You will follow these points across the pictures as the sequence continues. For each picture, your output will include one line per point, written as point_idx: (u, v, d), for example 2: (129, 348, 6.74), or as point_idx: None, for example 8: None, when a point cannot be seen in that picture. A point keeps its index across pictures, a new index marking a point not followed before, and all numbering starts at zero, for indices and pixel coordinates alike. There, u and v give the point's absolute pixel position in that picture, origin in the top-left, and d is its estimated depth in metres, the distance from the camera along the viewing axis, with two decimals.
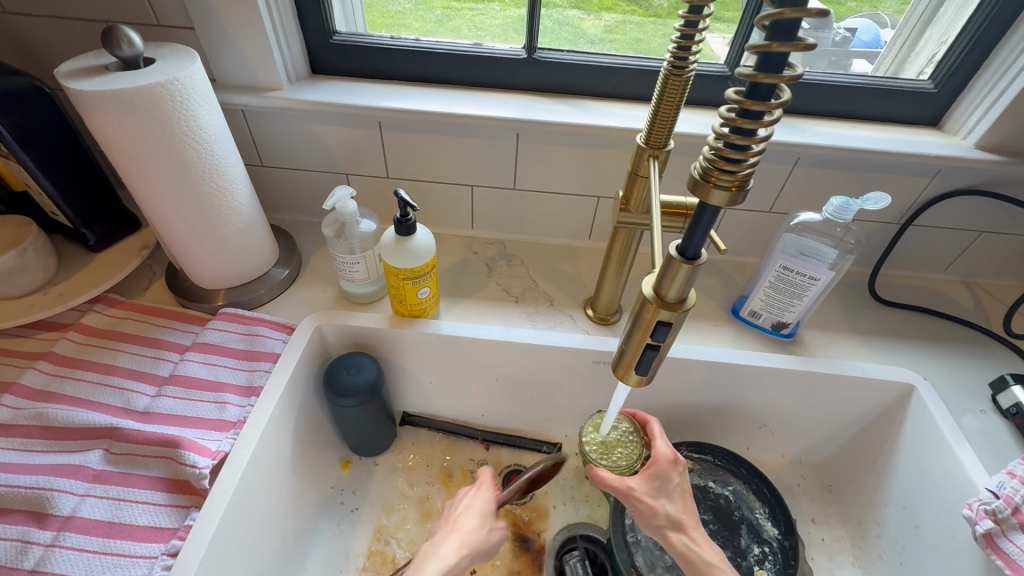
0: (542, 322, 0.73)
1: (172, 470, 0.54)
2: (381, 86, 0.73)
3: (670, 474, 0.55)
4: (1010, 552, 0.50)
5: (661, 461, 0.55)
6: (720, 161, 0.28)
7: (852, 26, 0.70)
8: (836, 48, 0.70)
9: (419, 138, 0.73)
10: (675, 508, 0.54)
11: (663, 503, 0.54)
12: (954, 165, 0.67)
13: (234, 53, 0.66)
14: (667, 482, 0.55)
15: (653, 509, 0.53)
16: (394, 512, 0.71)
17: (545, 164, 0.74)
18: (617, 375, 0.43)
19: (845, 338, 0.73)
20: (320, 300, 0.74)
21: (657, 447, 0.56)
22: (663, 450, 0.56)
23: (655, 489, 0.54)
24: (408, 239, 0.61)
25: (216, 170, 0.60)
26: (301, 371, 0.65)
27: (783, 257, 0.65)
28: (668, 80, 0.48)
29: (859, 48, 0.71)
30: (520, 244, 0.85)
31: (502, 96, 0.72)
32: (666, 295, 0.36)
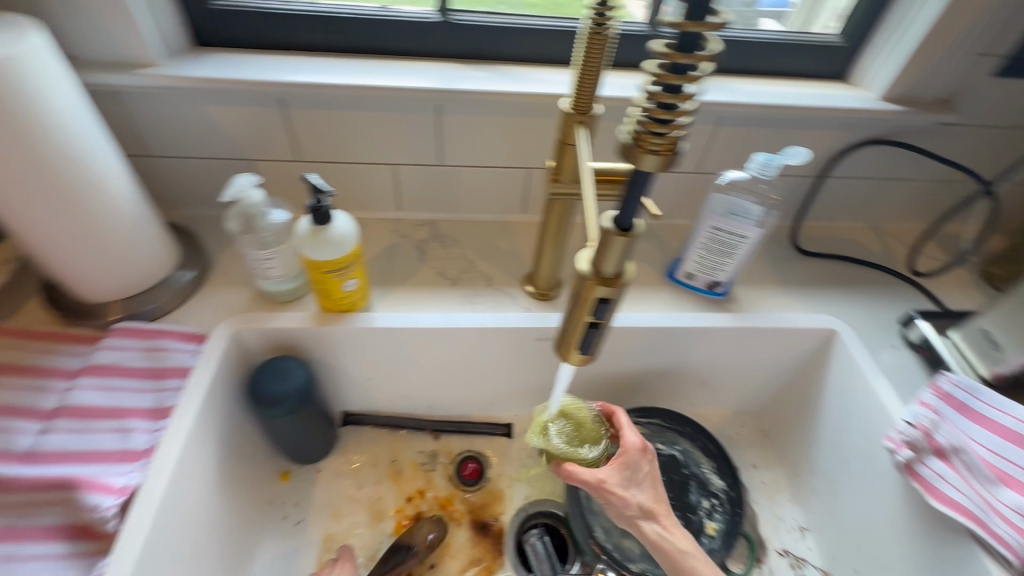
0: (481, 303, 0.70)
1: (71, 516, 0.47)
2: (278, 58, 0.65)
3: (639, 462, 0.56)
4: (926, 475, 0.57)
5: (630, 452, 0.56)
6: (650, 124, 0.25)
7: None
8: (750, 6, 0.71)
9: (329, 115, 0.66)
10: (644, 497, 0.54)
11: (634, 492, 0.54)
12: (863, 117, 0.70)
13: (92, 25, 0.56)
14: (636, 471, 0.55)
15: (624, 499, 0.54)
16: (343, 518, 0.68)
17: (471, 136, 0.70)
18: (559, 356, 0.41)
19: (773, 291, 0.76)
20: (234, 303, 0.66)
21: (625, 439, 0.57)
22: (631, 440, 0.56)
23: (625, 480, 0.55)
24: (326, 228, 0.55)
25: (82, 164, 0.51)
26: (220, 384, 0.59)
27: (713, 218, 0.66)
28: (590, 39, 0.44)
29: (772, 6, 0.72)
30: (453, 224, 0.81)
31: (417, 64, 0.67)
32: (604, 270, 0.34)
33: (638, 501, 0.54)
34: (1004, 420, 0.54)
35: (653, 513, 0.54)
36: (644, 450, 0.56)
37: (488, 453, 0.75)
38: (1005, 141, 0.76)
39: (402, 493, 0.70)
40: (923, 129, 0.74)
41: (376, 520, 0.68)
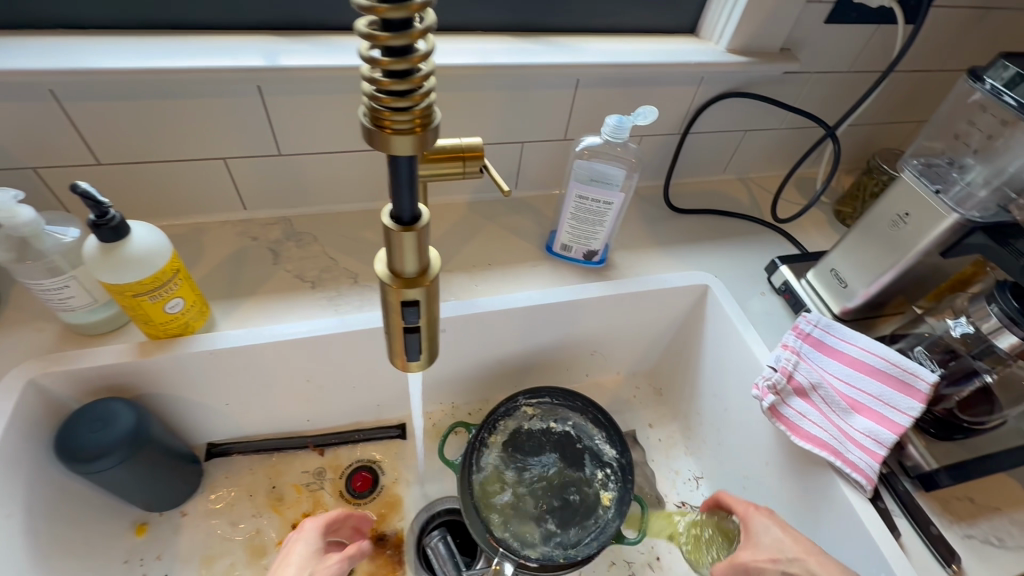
0: (347, 304, 0.64)
1: None
2: (40, 41, 0.53)
3: (764, 522, 0.54)
4: (789, 416, 0.58)
5: (748, 518, 0.55)
6: (384, 96, 0.21)
7: None
8: None
9: (122, 106, 0.55)
10: (787, 543, 0.51)
11: (777, 545, 0.51)
12: (712, 70, 0.70)
13: None
14: (766, 530, 0.53)
15: (770, 557, 0.51)
16: (217, 562, 0.60)
17: (307, 120, 0.62)
18: (396, 367, 0.37)
19: (650, 253, 0.76)
20: (33, 343, 0.55)
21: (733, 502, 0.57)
22: (742, 506, 0.56)
23: (758, 539, 0.53)
24: (121, 243, 0.46)
25: None
26: (19, 445, 0.49)
27: (577, 186, 0.64)
28: None
29: None
30: (311, 218, 0.73)
31: (224, 39, 0.57)
32: (405, 270, 0.29)
33: (783, 550, 0.51)
34: (852, 350, 0.60)
35: (804, 555, 0.50)
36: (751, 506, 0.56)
37: (380, 459, 0.70)
38: (843, 86, 0.80)
39: (285, 521, 0.64)
40: (770, 79, 0.76)
41: (256, 557, 0.61)
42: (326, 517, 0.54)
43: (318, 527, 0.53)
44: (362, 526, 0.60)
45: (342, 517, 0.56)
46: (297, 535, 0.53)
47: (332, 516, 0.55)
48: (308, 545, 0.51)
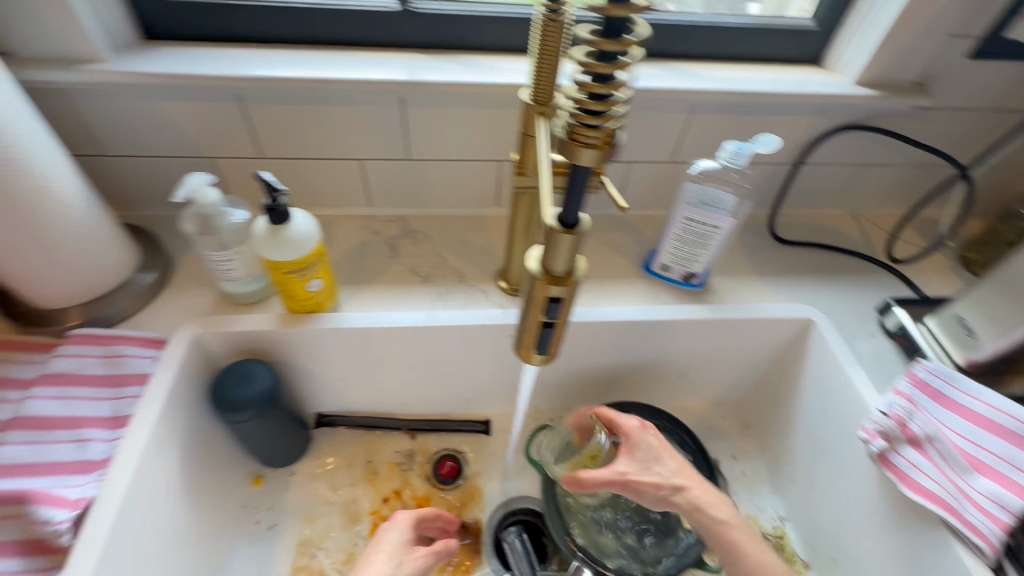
0: (453, 301, 0.69)
1: (25, 529, 0.46)
2: (235, 51, 0.62)
3: (645, 439, 0.57)
4: (901, 466, 0.56)
5: (634, 432, 0.58)
6: (582, 115, 0.24)
7: None
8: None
9: (289, 110, 0.64)
10: (670, 470, 0.55)
11: (660, 469, 0.55)
12: (837, 102, 0.69)
13: (31, 20, 0.53)
14: (648, 449, 0.56)
15: (654, 482, 0.54)
16: (318, 521, 0.67)
17: (437, 129, 0.68)
18: (520, 357, 0.40)
19: (750, 281, 0.75)
20: (197, 306, 0.64)
21: (622, 421, 0.59)
22: (631, 421, 0.59)
23: (643, 459, 0.56)
24: (285, 226, 0.54)
25: (22, 167, 0.49)
26: (183, 390, 0.57)
27: (686, 208, 0.65)
28: (545, 26, 0.43)
29: None
30: (424, 219, 0.79)
31: (379, 55, 0.65)
32: (554, 269, 0.32)
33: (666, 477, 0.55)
34: (976, 406, 0.55)
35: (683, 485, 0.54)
36: (638, 427, 0.58)
37: (465, 450, 0.74)
38: (981, 125, 0.75)
39: (377, 495, 0.69)
40: (898, 113, 0.73)
41: (351, 523, 0.67)
42: (416, 514, 0.58)
43: (409, 520, 0.57)
44: (449, 527, 0.64)
45: (430, 515, 0.60)
46: (388, 524, 0.56)
47: (421, 514, 0.59)
48: (398, 534, 0.55)
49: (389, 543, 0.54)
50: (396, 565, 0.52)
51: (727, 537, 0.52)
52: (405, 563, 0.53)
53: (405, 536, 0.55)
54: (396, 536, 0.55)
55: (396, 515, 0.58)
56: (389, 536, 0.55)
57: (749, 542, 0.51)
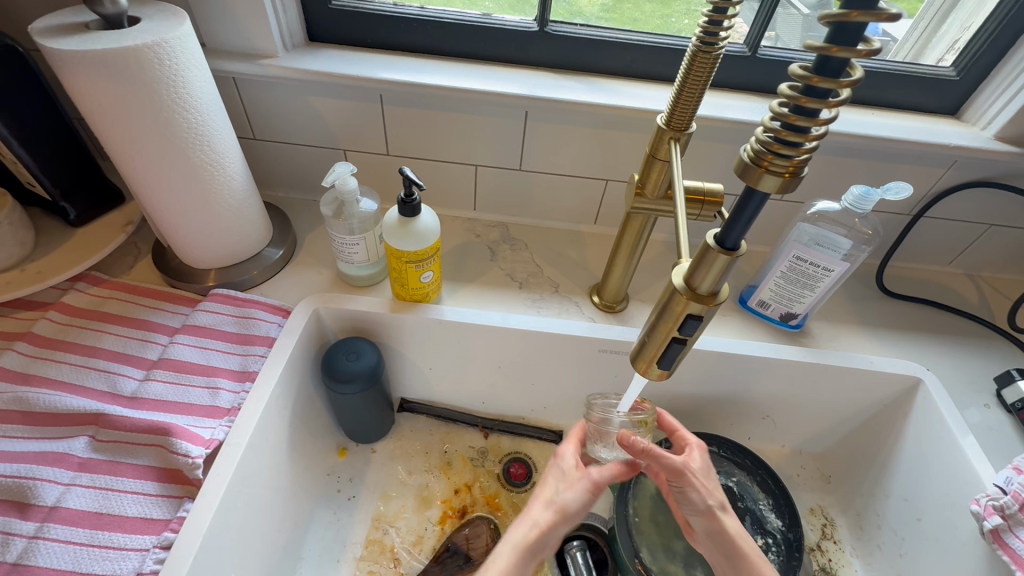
0: (548, 309, 0.71)
1: (164, 459, 0.52)
2: (383, 57, 0.68)
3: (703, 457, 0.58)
4: (1016, 548, 0.51)
5: (693, 445, 0.58)
6: (776, 144, 0.25)
7: None
8: None
9: (422, 114, 0.69)
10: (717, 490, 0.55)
11: (711, 485, 0.55)
12: (972, 156, 0.66)
13: (226, 18, 0.62)
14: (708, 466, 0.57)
15: (707, 488, 0.54)
16: (392, 501, 0.70)
17: (554, 144, 0.71)
18: (636, 369, 0.41)
19: (852, 330, 0.72)
20: (316, 283, 0.70)
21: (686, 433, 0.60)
22: (693, 436, 0.60)
23: (703, 475, 0.55)
24: (413, 219, 0.58)
25: (205, 141, 0.56)
26: (298, 355, 0.63)
27: (797, 247, 0.63)
28: (696, 56, 0.45)
29: None
30: (524, 228, 0.82)
31: (511, 71, 0.69)
32: (698, 287, 0.33)
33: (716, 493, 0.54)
34: None
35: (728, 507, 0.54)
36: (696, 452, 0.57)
37: (536, 457, 0.75)
38: None
39: (449, 485, 0.72)
40: None
41: (423, 507, 0.70)
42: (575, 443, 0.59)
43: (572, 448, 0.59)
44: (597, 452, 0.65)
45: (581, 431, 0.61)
46: (551, 462, 0.58)
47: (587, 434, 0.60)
48: (564, 461, 0.57)
49: (550, 482, 0.56)
50: (557, 495, 0.53)
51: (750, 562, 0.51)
52: (567, 489, 0.54)
53: (564, 468, 0.57)
54: (557, 471, 0.57)
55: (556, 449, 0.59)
56: (551, 475, 0.57)
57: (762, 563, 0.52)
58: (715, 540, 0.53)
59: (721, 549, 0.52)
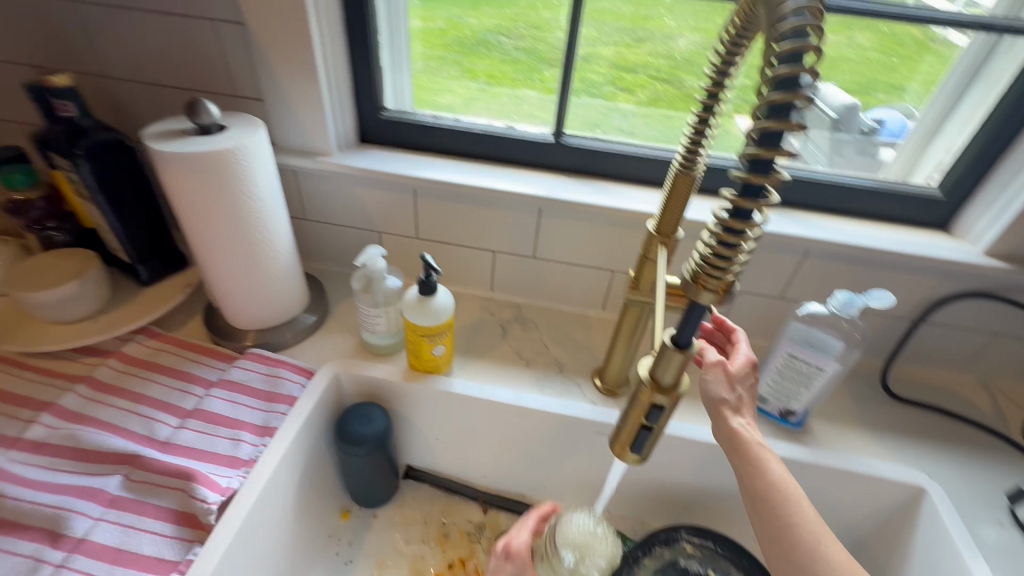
0: (550, 388, 0.75)
1: (183, 503, 0.56)
2: (421, 157, 0.80)
3: (750, 376, 0.54)
4: None
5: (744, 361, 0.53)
6: (710, 266, 0.33)
7: (879, 117, 0.74)
8: (862, 137, 0.75)
9: (450, 205, 0.78)
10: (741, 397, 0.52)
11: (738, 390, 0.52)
12: (964, 269, 0.69)
13: (294, 123, 0.74)
14: (746, 379, 0.53)
15: (728, 384, 0.52)
16: (387, 569, 0.71)
17: (564, 237, 0.78)
18: (614, 453, 0.44)
19: (854, 432, 0.72)
20: (341, 348, 0.77)
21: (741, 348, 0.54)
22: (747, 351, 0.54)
23: (738, 379, 0.52)
24: (430, 298, 0.65)
25: (263, 222, 0.66)
26: (317, 414, 0.69)
27: (789, 346, 0.66)
28: (679, 176, 0.52)
29: (887, 137, 0.75)
30: (536, 309, 0.88)
31: (530, 173, 0.78)
32: (662, 379, 0.38)
33: (737, 398, 0.52)
34: None
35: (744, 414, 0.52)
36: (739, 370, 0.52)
37: None
38: None
39: (444, 558, 0.73)
40: None
41: None
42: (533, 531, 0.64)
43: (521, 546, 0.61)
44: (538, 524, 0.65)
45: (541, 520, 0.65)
46: (506, 561, 0.60)
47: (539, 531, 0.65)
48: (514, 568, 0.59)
49: None
50: None
51: (762, 468, 0.50)
52: None
53: None
54: None
55: (508, 540, 0.62)
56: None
57: (781, 473, 0.50)
58: (724, 439, 0.52)
59: (732, 449, 0.51)
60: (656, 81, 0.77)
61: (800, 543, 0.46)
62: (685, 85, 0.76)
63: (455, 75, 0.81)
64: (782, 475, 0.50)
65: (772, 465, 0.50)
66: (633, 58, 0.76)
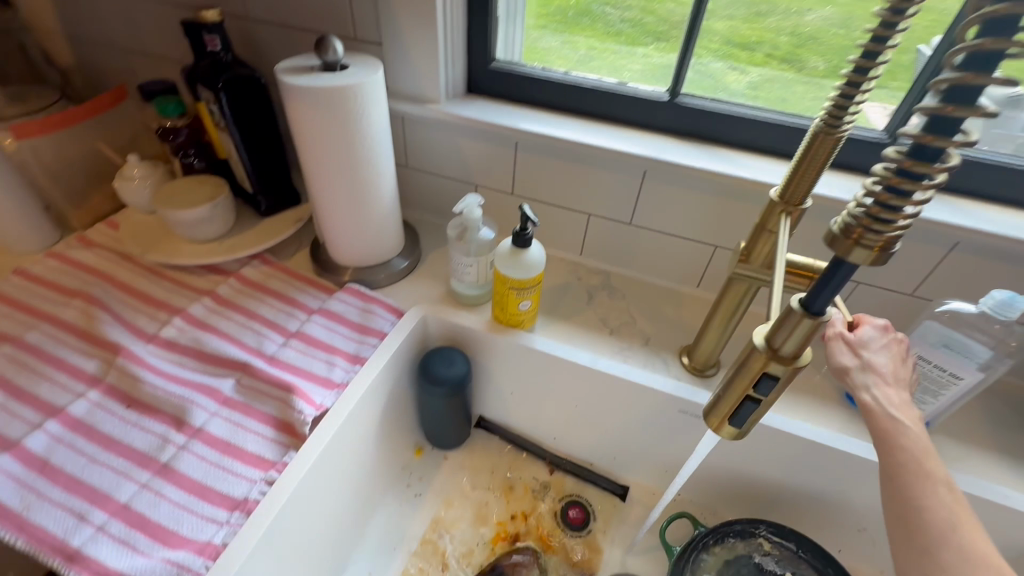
0: (634, 359, 0.72)
1: (282, 411, 0.62)
2: (525, 111, 0.78)
3: (884, 343, 0.45)
4: None
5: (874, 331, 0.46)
6: (866, 219, 0.28)
7: None
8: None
9: (550, 162, 0.76)
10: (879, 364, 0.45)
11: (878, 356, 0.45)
12: None
13: (406, 69, 0.76)
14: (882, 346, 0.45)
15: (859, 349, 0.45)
16: (453, 508, 0.74)
17: (666, 204, 0.74)
18: (709, 424, 0.42)
19: (986, 455, 0.63)
20: (429, 294, 0.80)
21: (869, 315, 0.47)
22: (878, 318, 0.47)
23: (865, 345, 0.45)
24: (523, 251, 0.64)
25: (371, 161, 0.68)
26: (403, 351, 0.72)
27: (919, 346, 0.59)
28: (818, 138, 0.46)
29: None
30: (625, 279, 0.85)
31: (637, 134, 0.74)
32: (780, 348, 0.35)
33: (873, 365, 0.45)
34: None
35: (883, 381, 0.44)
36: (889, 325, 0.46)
37: (597, 506, 0.75)
38: None
39: (508, 508, 0.74)
40: None
41: (479, 523, 0.73)
42: None
43: None
44: None
45: None
46: None
47: None
48: None
49: None
50: None
51: (894, 444, 0.42)
52: None
53: None
54: None
55: None
56: None
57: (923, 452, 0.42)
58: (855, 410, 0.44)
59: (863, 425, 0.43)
60: (774, 60, 0.70)
61: (933, 527, 0.39)
62: (807, 65, 0.68)
63: (555, 44, 0.78)
64: (924, 451, 0.42)
65: (910, 440, 0.42)
66: (752, 33, 0.69)
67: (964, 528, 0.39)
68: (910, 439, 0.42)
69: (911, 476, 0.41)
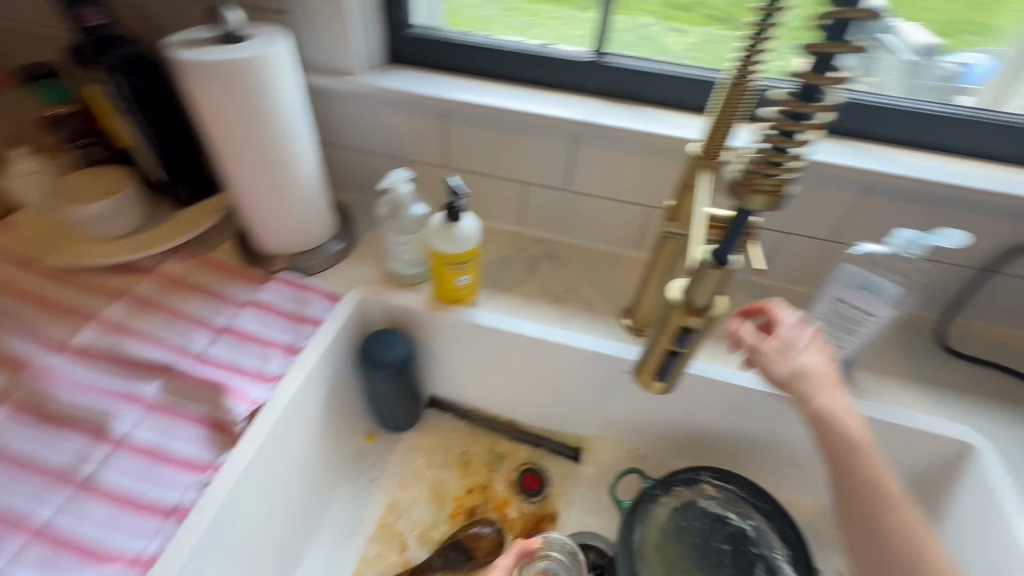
0: (577, 325, 0.73)
1: (215, 411, 0.59)
2: (451, 79, 0.75)
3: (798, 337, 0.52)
4: None
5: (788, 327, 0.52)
6: (763, 164, 0.31)
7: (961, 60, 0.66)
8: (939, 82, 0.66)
9: (479, 131, 0.74)
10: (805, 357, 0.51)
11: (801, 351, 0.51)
12: None
13: (319, 38, 0.71)
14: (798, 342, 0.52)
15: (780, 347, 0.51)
16: (409, 489, 0.74)
17: (598, 167, 0.74)
18: (639, 381, 0.43)
19: (901, 385, 0.68)
20: (367, 276, 0.77)
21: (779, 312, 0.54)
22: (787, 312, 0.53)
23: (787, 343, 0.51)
24: (455, 225, 0.63)
25: (287, 141, 0.64)
26: (342, 337, 0.70)
27: (838, 288, 0.61)
28: (729, 90, 0.46)
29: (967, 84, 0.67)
30: (566, 246, 0.85)
31: (565, 97, 0.73)
32: (694, 301, 0.36)
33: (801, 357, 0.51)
34: None
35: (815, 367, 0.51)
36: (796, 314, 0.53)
37: (552, 471, 0.76)
38: None
39: (464, 483, 0.75)
40: None
41: (436, 500, 0.73)
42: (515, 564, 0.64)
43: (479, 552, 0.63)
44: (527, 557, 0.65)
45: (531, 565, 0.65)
46: None
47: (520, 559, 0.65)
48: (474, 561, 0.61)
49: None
50: None
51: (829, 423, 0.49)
52: None
53: None
54: None
55: None
56: None
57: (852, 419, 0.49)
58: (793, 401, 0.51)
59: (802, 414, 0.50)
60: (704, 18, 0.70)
61: (867, 486, 0.47)
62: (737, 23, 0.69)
63: (494, 11, 0.75)
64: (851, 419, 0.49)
65: (842, 413, 0.49)
66: None
67: (888, 481, 0.47)
68: (840, 416, 0.49)
69: (847, 446, 0.48)
